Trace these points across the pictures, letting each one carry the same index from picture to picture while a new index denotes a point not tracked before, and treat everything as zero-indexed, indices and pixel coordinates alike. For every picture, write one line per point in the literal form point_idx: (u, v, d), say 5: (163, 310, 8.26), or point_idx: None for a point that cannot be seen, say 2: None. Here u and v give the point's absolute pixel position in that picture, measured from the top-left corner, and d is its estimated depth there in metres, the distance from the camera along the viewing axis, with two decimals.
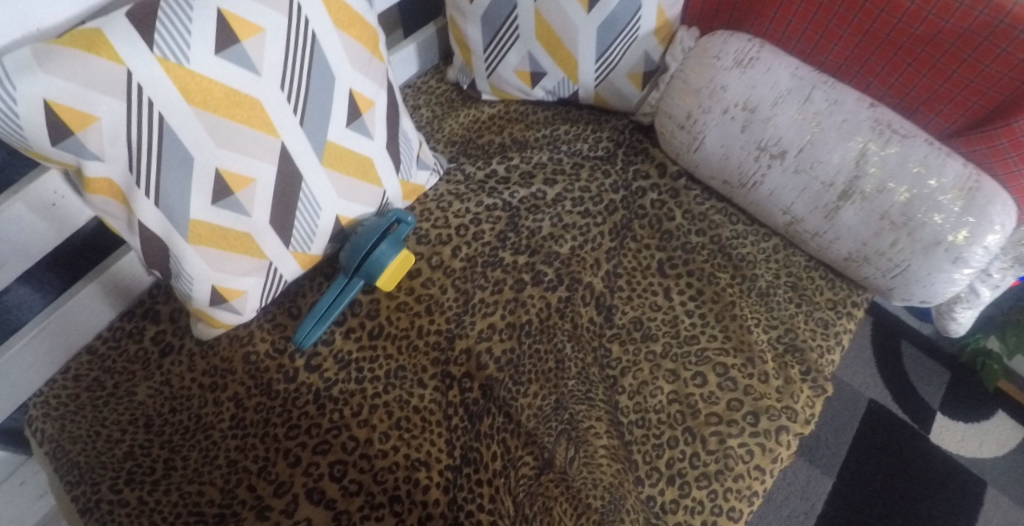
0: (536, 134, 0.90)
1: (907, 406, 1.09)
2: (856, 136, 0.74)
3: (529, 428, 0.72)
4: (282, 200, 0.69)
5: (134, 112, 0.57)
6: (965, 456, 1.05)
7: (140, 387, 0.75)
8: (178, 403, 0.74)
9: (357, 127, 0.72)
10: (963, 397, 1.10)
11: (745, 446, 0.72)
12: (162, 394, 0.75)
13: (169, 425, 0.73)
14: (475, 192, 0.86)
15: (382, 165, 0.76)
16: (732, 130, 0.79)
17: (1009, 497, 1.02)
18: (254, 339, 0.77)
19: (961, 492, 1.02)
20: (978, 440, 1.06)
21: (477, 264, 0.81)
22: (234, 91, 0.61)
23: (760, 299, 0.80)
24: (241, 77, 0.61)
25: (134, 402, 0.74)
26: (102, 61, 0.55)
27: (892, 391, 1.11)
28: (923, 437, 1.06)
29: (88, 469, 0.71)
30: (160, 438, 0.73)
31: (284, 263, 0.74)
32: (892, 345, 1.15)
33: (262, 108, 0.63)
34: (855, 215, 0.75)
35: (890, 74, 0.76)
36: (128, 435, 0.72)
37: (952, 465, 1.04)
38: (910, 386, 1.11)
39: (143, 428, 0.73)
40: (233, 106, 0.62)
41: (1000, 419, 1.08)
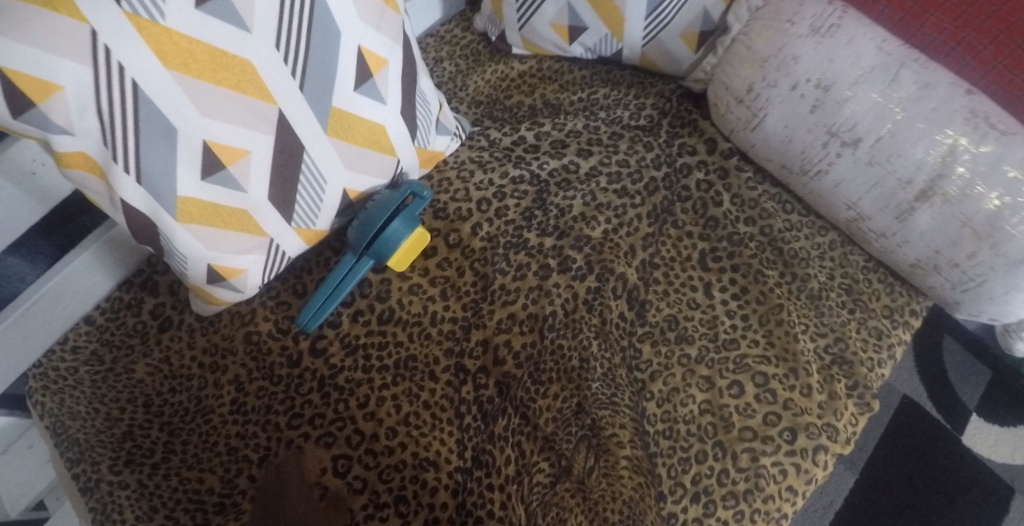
0: (571, 97, 0.80)
1: (943, 405, 1.03)
2: (945, 128, 0.64)
3: (546, 433, 0.67)
4: (282, 173, 0.62)
5: (103, 78, 0.50)
6: (996, 461, 1.00)
7: (139, 364, 0.71)
8: (178, 384, 0.70)
9: (367, 91, 0.63)
10: (1003, 398, 1.03)
11: (779, 465, 0.66)
12: (162, 372, 0.71)
13: (168, 406, 0.70)
14: (500, 161, 0.77)
15: (396, 133, 0.68)
16: (799, 110, 0.69)
17: None
18: (256, 318, 0.71)
19: (987, 498, 0.97)
20: (1011, 445, 1.00)
21: (498, 245, 0.73)
22: (220, 53, 0.53)
23: (809, 303, 0.72)
24: (229, 36, 0.53)
25: (133, 379, 0.70)
26: (61, 19, 0.47)
27: (928, 388, 1.04)
28: (956, 440, 1.01)
29: (88, 447, 0.67)
30: (160, 419, 0.69)
31: (286, 240, 0.68)
32: (933, 338, 1.07)
33: (254, 71, 0.56)
34: (931, 219, 0.66)
35: (994, 55, 0.62)
36: (127, 415, 0.69)
37: (983, 470, 0.99)
38: (947, 384, 1.04)
39: (143, 407, 0.69)
40: (220, 69, 0.54)
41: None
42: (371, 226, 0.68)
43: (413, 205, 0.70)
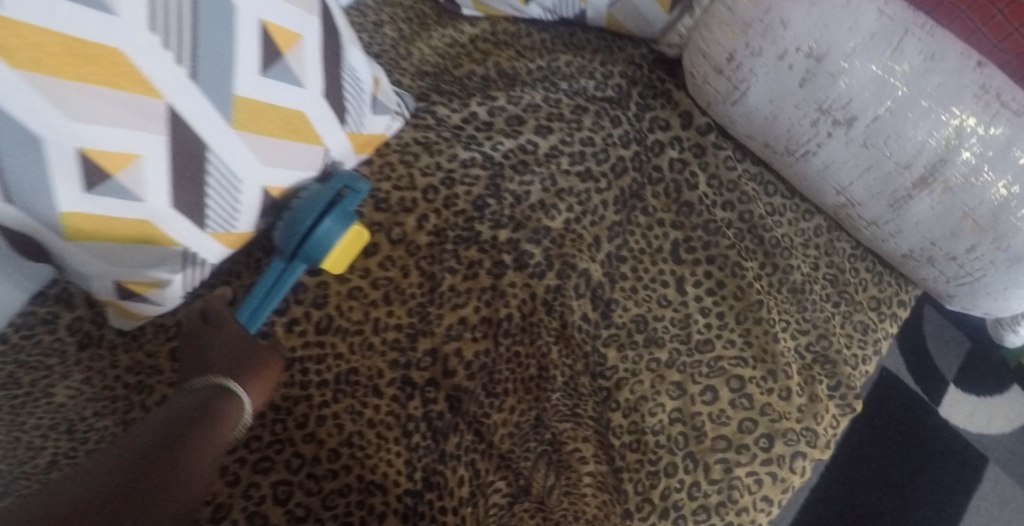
0: (529, 65, 0.71)
1: (922, 377, 0.98)
2: (953, 107, 0.55)
3: (502, 450, 0.62)
4: (186, 177, 0.53)
5: None
6: (971, 432, 0.97)
7: (58, 387, 0.62)
8: (104, 407, 0.61)
9: (278, 74, 0.54)
10: (980, 368, 0.99)
11: (754, 475, 0.62)
12: (85, 394, 0.62)
13: (95, 431, 0.60)
14: (447, 142, 0.67)
15: (319, 119, 0.59)
16: (786, 83, 0.60)
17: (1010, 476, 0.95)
18: (183, 333, 0.64)
19: (962, 469, 0.95)
20: (988, 416, 0.97)
21: (447, 240, 0.65)
22: (82, 43, 0.43)
23: (791, 296, 0.66)
24: (90, 22, 0.43)
25: (53, 404, 0.61)
26: None
27: (908, 363, 0.99)
28: (932, 412, 0.97)
29: (9, 481, 0.57)
30: (85, 447, 0.59)
31: (204, 247, 0.59)
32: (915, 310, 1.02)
33: (129, 61, 0.46)
34: (929, 208, 0.59)
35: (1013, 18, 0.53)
36: (50, 442, 0.59)
37: (959, 442, 0.96)
38: (926, 357, 0.99)
39: (67, 434, 0.60)
40: (86, 61, 0.44)
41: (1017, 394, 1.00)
42: (297, 228, 0.59)
43: (348, 200, 0.61)
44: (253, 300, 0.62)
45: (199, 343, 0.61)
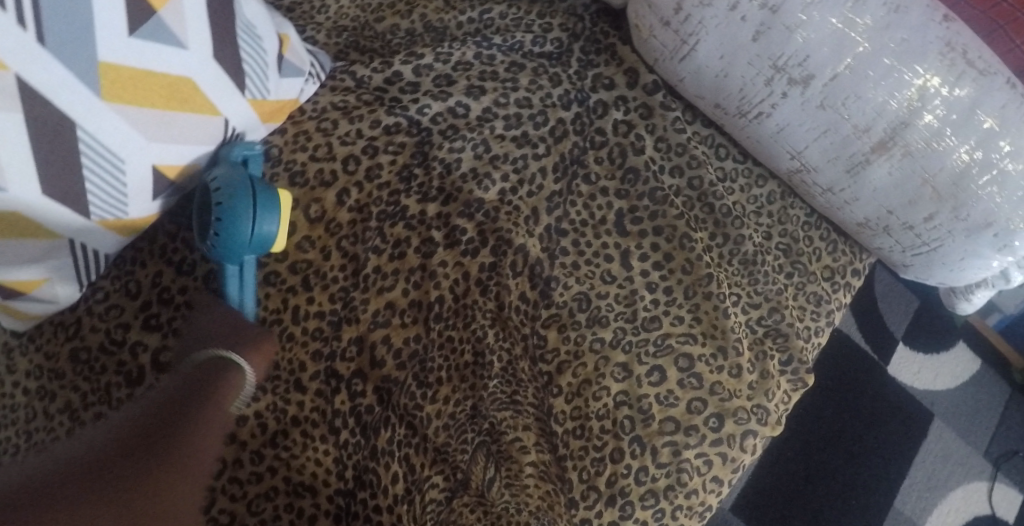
0: (458, 18, 0.64)
1: (871, 336, 0.98)
2: (916, 65, 0.51)
3: (438, 444, 0.57)
4: (58, 159, 0.45)
5: None
6: (918, 388, 0.98)
7: None
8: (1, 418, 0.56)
9: (150, 33, 0.45)
10: (926, 325, 1.01)
11: (703, 456, 0.60)
12: None
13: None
14: (368, 105, 0.61)
15: (210, 84, 0.50)
16: (740, 37, 0.54)
17: (951, 429, 0.98)
18: (83, 331, 0.57)
19: (909, 424, 0.96)
20: (933, 372, 0.99)
21: (371, 217, 0.59)
22: None
23: (742, 268, 0.62)
24: None
25: None
26: None
27: (858, 322, 0.99)
28: (880, 370, 0.97)
29: None
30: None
31: (94, 238, 0.51)
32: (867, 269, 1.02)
33: None
34: (888, 175, 0.55)
35: None
36: None
37: (905, 398, 0.97)
38: (878, 316, 1.00)
39: None
40: None
41: (960, 348, 1.01)
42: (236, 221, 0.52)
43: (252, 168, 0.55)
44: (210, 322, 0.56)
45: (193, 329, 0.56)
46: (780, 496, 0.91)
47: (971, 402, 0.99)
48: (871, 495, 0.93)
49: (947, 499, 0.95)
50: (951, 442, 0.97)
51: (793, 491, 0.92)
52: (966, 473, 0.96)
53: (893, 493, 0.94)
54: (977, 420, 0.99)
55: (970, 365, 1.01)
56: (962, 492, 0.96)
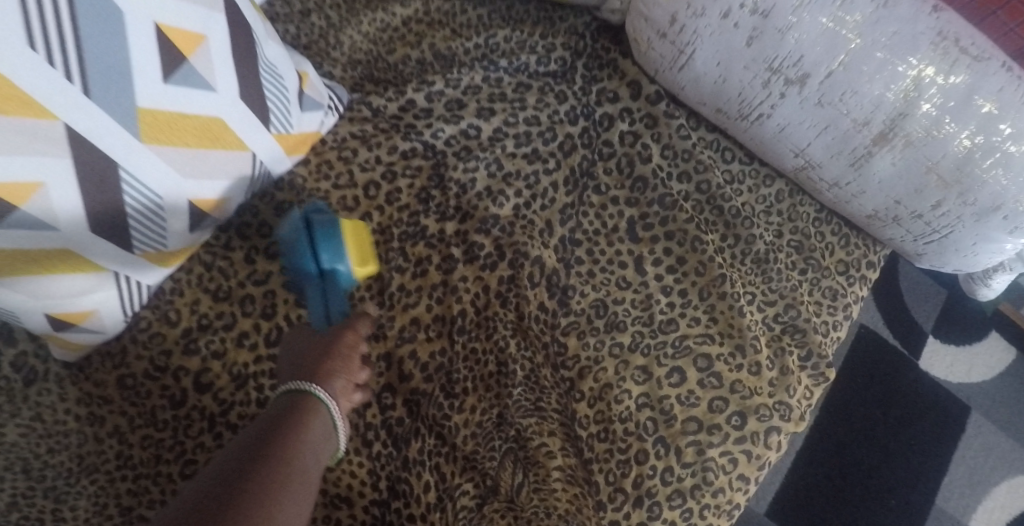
0: (465, 45, 0.67)
1: (899, 330, 0.98)
2: (910, 57, 0.52)
3: (466, 452, 0.59)
4: (104, 199, 0.49)
5: None
6: (953, 382, 0.97)
7: (7, 426, 0.59)
8: (57, 442, 0.59)
9: (184, 79, 0.49)
10: (956, 317, 0.99)
11: (727, 454, 0.60)
12: (35, 431, 0.59)
13: (49, 469, 0.59)
14: (386, 133, 0.64)
15: (238, 123, 0.54)
16: (735, 43, 0.56)
17: (992, 423, 0.96)
18: (129, 359, 0.61)
19: (947, 420, 0.95)
20: (968, 364, 0.97)
21: (392, 237, 0.62)
22: None
23: (755, 267, 0.63)
24: None
25: (3, 445, 0.58)
26: None
27: (884, 315, 0.98)
28: (913, 365, 0.97)
29: None
30: (43, 484, 0.58)
31: (135, 268, 0.56)
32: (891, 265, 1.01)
33: (12, 85, 0.41)
34: (890, 166, 0.56)
35: None
36: (5, 484, 0.57)
37: (942, 392, 0.96)
38: (905, 310, 0.99)
39: (21, 474, 0.58)
40: None
41: (994, 338, 0.99)
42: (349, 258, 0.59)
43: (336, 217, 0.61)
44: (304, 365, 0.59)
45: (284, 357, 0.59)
46: (816, 497, 0.91)
47: (1010, 391, 0.97)
48: (912, 493, 0.92)
49: (993, 494, 0.93)
50: (991, 436, 0.95)
51: (829, 492, 0.91)
52: (1011, 466, 0.94)
53: (935, 490, 0.92)
54: (1019, 410, 0.96)
55: (1006, 355, 0.98)
56: (1008, 487, 0.93)
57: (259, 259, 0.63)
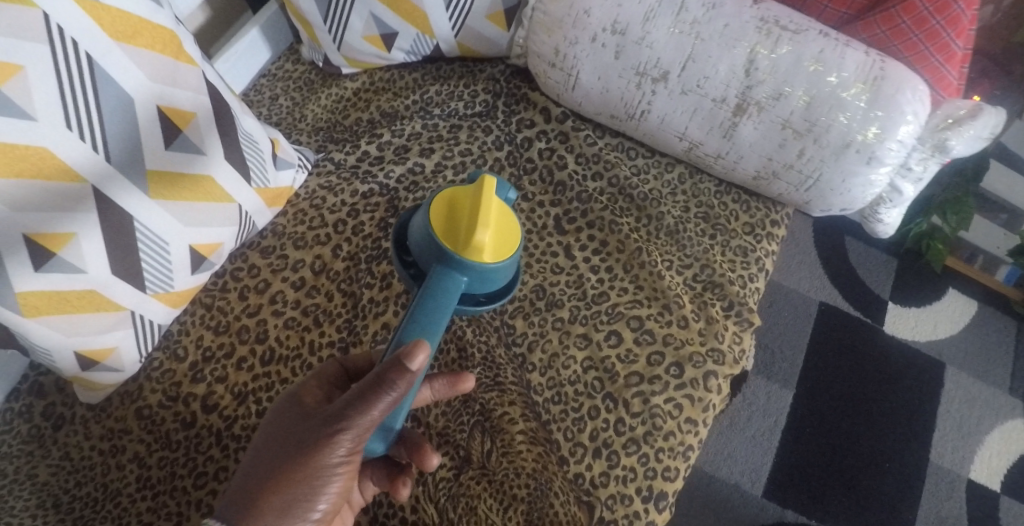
0: (405, 102, 0.82)
1: (858, 302, 1.10)
2: (742, 41, 0.65)
3: (439, 428, 0.68)
4: (123, 245, 0.62)
5: None
6: (921, 341, 1.09)
7: (39, 467, 0.69)
8: (83, 476, 0.69)
9: (180, 146, 0.64)
10: (913, 282, 1.13)
11: (671, 401, 0.68)
12: (65, 469, 0.69)
13: (77, 501, 0.68)
14: (347, 181, 0.78)
15: (226, 180, 0.68)
16: (605, 59, 0.70)
17: (967, 373, 1.08)
18: (144, 393, 0.71)
19: (922, 377, 1.06)
20: (932, 323, 1.10)
21: (360, 261, 0.75)
22: (12, 146, 0.53)
23: (669, 239, 0.74)
24: (15, 128, 0.53)
25: (37, 484, 0.68)
26: None
27: (841, 290, 1.11)
28: (880, 331, 1.09)
29: None
30: (72, 515, 0.67)
31: (149, 309, 0.68)
32: (837, 241, 1.16)
33: (54, 155, 0.56)
34: (754, 130, 0.67)
35: None
36: (39, 520, 0.67)
37: (914, 353, 1.08)
38: (858, 285, 1.12)
39: (53, 509, 0.67)
40: (16, 160, 0.54)
41: (954, 294, 1.13)
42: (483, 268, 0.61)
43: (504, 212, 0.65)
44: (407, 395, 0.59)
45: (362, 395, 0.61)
46: (809, 471, 0.98)
47: (975, 343, 1.10)
48: (903, 456, 1.00)
49: (986, 442, 1.03)
50: (967, 379, 1.07)
51: (823, 467, 0.99)
52: (998, 415, 1.05)
53: (926, 449, 1.01)
54: (986, 359, 1.09)
55: (969, 307, 1.13)
56: (1000, 434, 1.04)
57: (250, 295, 0.74)
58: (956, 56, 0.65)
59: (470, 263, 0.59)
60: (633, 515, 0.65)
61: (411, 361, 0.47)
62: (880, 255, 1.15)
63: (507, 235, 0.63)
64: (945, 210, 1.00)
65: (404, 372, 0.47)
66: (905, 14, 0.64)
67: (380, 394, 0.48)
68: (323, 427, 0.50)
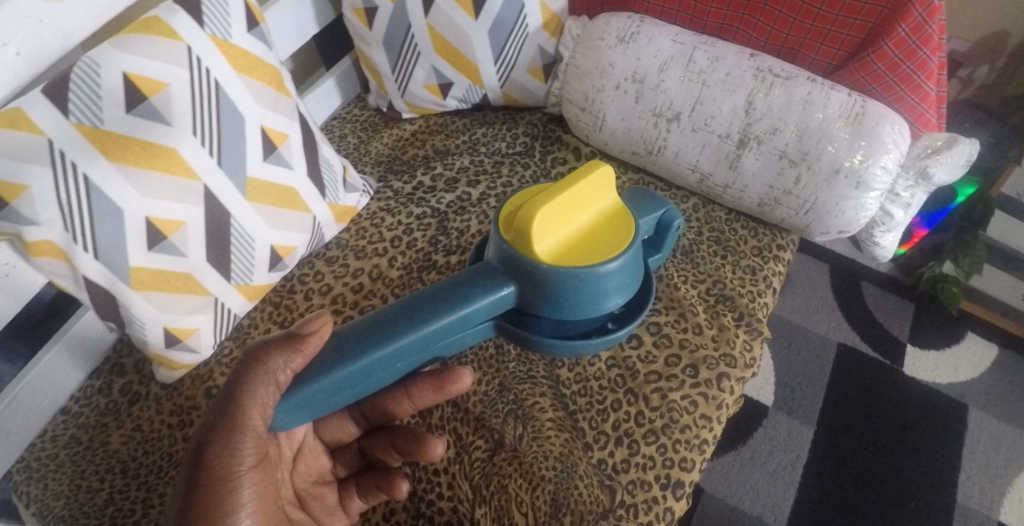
0: (456, 142, 0.96)
1: (876, 344, 1.20)
2: (741, 87, 0.78)
3: (476, 413, 0.75)
4: (219, 237, 0.74)
5: (61, 175, 0.64)
6: (941, 383, 1.17)
7: (113, 436, 0.79)
8: (151, 445, 0.78)
9: (275, 160, 0.77)
10: (929, 328, 1.22)
11: (687, 397, 0.74)
12: (135, 439, 0.79)
13: (142, 468, 0.77)
14: (405, 204, 0.90)
15: (306, 193, 0.81)
16: (627, 103, 0.83)
17: (988, 415, 1.14)
18: (214, 375, 0.80)
19: (945, 419, 1.13)
20: (952, 366, 1.18)
21: (412, 270, 0.84)
22: (150, 144, 0.67)
23: (685, 258, 0.85)
24: (155, 130, 0.68)
25: (109, 451, 0.78)
26: (25, 134, 0.63)
27: (859, 333, 1.21)
28: (898, 372, 1.17)
29: (72, 520, 0.74)
30: (137, 480, 0.76)
31: (230, 297, 0.78)
32: (853, 287, 1.27)
33: (179, 155, 0.69)
34: (756, 161, 0.78)
35: (758, 38, 0.82)
36: (106, 483, 0.76)
37: (935, 395, 1.15)
38: (875, 328, 1.22)
39: (120, 474, 0.77)
40: (153, 156, 0.68)
41: (972, 339, 1.22)
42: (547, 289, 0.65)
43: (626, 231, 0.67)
44: (397, 376, 0.65)
45: (363, 403, 0.75)
46: (830, 506, 1.04)
47: (996, 386, 1.17)
48: (927, 495, 1.06)
49: (1014, 484, 1.07)
50: (990, 424, 1.13)
51: (843, 503, 1.05)
52: None
53: (953, 489, 1.07)
54: (1011, 403, 1.15)
55: (988, 351, 1.20)
56: None
57: (314, 296, 0.83)
58: (930, 96, 0.76)
59: (520, 255, 0.64)
60: (652, 500, 0.70)
61: (298, 330, 0.61)
62: (897, 301, 1.25)
63: (593, 244, 0.65)
64: (958, 255, 1.13)
65: (296, 339, 0.61)
66: (878, 61, 0.75)
67: (267, 376, 0.59)
68: (221, 436, 0.59)
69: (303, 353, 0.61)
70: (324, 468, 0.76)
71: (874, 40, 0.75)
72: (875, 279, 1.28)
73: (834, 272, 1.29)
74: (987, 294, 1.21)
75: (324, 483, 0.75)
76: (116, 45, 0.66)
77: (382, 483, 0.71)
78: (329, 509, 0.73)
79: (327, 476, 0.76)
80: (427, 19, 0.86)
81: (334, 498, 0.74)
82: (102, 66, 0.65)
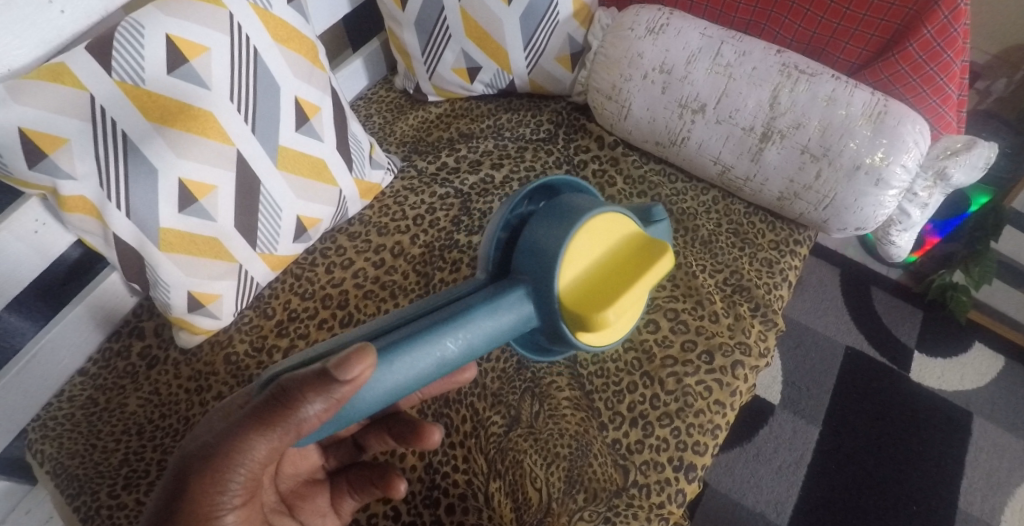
0: (480, 126, 0.98)
1: (883, 350, 1.22)
2: (767, 82, 0.79)
3: (494, 389, 0.76)
4: (246, 204, 0.75)
5: (100, 131, 0.65)
6: (947, 389, 1.18)
7: (130, 399, 0.80)
8: (167, 407, 0.79)
9: (307, 131, 0.78)
10: (938, 337, 1.24)
11: (702, 382, 0.75)
12: (151, 402, 0.79)
13: (157, 430, 0.77)
14: (428, 184, 0.91)
15: (334, 166, 0.82)
16: (653, 93, 0.84)
17: (992, 423, 1.16)
18: (234, 341, 0.81)
19: (949, 424, 1.15)
20: (959, 374, 1.20)
21: (434, 248, 0.85)
22: (188, 106, 0.68)
23: (703, 248, 0.86)
24: (194, 93, 0.69)
25: (126, 412, 0.79)
26: (67, 88, 0.64)
27: (867, 337, 1.23)
28: (905, 377, 1.19)
29: (87, 480, 0.74)
30: (151, 442, 0.77)
31: (254, 265, 0.79)
32: (863, 290, 1.28)
33: (216, 119, 0.70)
34: (778, 155, 0.79)
35: (784, 35, 0.84)
36: (122, 444, 0.77)
37: (941, 401, 1.17)
38: (885, 335, 1.23)
39: (136, 435, 0.77)
40: (189, 118, 0.69)
41: (979, 349, 1.23)
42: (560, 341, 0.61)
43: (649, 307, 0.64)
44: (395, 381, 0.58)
45: None
46: (831, 505, 1.07)
47: (1003, 396, 1.19)
48: (928, 500, 1.08)
49: (1017, 494, 1.09)
50: (993, 433, 1.15)
51: (845, 504, 1.07)
52: None
53: (955, 496, 1.09)
54: (1016, 413, 1.17)
55: (994, 361, 1.22)
56: None
57: (335, 270, 0.84)
58: (951, 99, 0.78)
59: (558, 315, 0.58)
60: (665, 481, 0.70)
61: (333, 372, 0.48)
62: (906, 307, 1.27)
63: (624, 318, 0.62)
64: (968, 264, 1.15)
65: (333, 386, 0.49)
66: (902, 62, 0.77)
67: (294, 421, 0.50)
68: (218, 468, 0.51)
69: (339, 402, 0.50)
70: (314, 467, 0.71)
71: (899, 41, 0.77)
72: (886, 284, 1.29)
73: (844, 274, 1.30)
74: (993, 305, 1.24)
75: (315, 483, 0.69)
76: (159, 8, 0.67)
77: (377, 481, 0.66)
78: (321, 512, 0.68)
79: (317, 475, 0.71)
80: (461, 3, 0.88)
81: (326, 500, 0.69)
82: (146, 27, 0.66)
